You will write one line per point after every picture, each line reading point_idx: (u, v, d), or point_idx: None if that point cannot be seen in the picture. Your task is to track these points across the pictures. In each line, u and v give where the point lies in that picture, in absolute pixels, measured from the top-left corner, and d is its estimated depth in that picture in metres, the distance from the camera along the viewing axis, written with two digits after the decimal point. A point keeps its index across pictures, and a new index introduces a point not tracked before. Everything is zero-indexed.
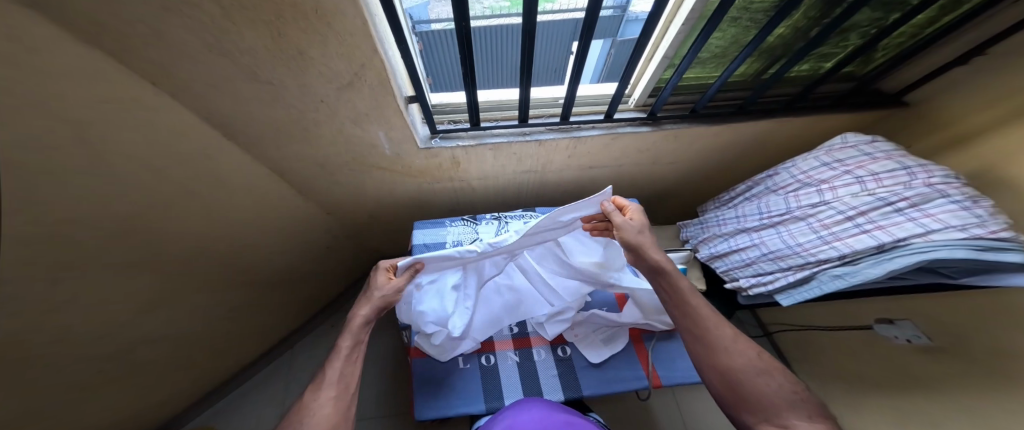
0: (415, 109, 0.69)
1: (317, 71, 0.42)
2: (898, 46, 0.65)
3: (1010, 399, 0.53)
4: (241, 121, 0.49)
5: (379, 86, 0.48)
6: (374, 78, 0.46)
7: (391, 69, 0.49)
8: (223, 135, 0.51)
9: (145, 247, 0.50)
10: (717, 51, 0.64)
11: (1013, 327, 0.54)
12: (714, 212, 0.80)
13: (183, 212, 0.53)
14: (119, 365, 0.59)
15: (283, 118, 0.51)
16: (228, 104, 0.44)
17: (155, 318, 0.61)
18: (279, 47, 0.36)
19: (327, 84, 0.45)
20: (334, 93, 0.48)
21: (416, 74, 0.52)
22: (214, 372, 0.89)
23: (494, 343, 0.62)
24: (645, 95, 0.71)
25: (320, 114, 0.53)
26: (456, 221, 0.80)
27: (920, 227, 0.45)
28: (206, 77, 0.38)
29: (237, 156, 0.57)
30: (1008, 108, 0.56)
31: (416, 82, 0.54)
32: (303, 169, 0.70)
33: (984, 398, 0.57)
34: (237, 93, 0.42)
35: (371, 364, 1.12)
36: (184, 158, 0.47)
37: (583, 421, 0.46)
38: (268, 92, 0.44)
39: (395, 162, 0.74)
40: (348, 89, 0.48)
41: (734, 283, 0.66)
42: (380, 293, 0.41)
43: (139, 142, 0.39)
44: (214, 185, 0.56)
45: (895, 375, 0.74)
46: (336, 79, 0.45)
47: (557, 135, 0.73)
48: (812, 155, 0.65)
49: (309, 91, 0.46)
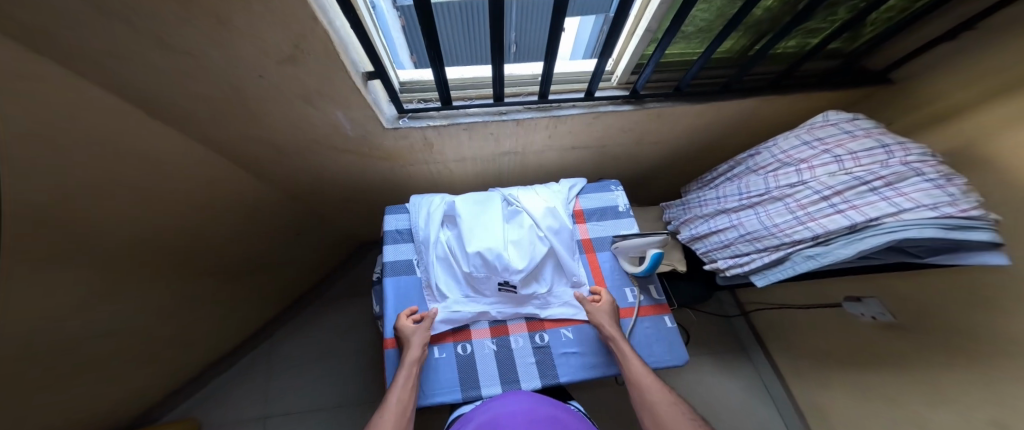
0: (378, 86, 0.64)
1: (247, 43, 0.37)
2: (886, 20, 0.63)
3: (974, 376, 0.56)
4: (170, 99, 0.44)
5: (326, 60, 0.44)
6: (318, 51, 0.42)
7: (341, 43, 0.45)
8: (151, 115, 0.46)
9: (75, 246, 0.46)
10: (703, 25, 0.60)
11: (969, 307, 0.56)
12: (696, 193, 0.77)
13: (116, 203, 0.49)
14: (71, 364, 0.57)
15: (220, 97, 0.47)
16: (148, 80, 0.40)
17: (102, 315, 0.59)
18: (193, 18, 0.32)
19: (263, 57, 0.41)
20: (272, 68, 0.43)
21: (374, 50, 0.47)
22: (182, 363, 0.88)
23: (471, 332, 0.61)
24: (628, 72, 0.67)
25: (264, 93, 0.49)
26: (428, 196, 0.75)
27: (893, 207, 0.42)
28: (112, 54, 0.33)
29: (172, 137, 0.52)
30: (978, 90, 0.56)
31: (374, 58, 0.49)
32: (256, 149, 0.65)
33: (949, 375, 0.60)
34: (155, 67, 0.38)
35: (359, 350, 1.15)
36: (108, 145, 0.43)
37: (566, 415, 0.44)
38: (192, 66, 0.39)
39: (364, 144, 0.71)
40: (290, 63, 0.43)
41: (713, 264, 0.65)
42: (421, 335, 0.54)
43: (53, 131, 0.35)
44: (149, 170, 0.52)
45: (861, 350, 0.78)
46: (276, 52, 0.40)
47: (537, 115, 0.69)
48: (794, 133, 0.61)
49: (242, 64, 0.41)
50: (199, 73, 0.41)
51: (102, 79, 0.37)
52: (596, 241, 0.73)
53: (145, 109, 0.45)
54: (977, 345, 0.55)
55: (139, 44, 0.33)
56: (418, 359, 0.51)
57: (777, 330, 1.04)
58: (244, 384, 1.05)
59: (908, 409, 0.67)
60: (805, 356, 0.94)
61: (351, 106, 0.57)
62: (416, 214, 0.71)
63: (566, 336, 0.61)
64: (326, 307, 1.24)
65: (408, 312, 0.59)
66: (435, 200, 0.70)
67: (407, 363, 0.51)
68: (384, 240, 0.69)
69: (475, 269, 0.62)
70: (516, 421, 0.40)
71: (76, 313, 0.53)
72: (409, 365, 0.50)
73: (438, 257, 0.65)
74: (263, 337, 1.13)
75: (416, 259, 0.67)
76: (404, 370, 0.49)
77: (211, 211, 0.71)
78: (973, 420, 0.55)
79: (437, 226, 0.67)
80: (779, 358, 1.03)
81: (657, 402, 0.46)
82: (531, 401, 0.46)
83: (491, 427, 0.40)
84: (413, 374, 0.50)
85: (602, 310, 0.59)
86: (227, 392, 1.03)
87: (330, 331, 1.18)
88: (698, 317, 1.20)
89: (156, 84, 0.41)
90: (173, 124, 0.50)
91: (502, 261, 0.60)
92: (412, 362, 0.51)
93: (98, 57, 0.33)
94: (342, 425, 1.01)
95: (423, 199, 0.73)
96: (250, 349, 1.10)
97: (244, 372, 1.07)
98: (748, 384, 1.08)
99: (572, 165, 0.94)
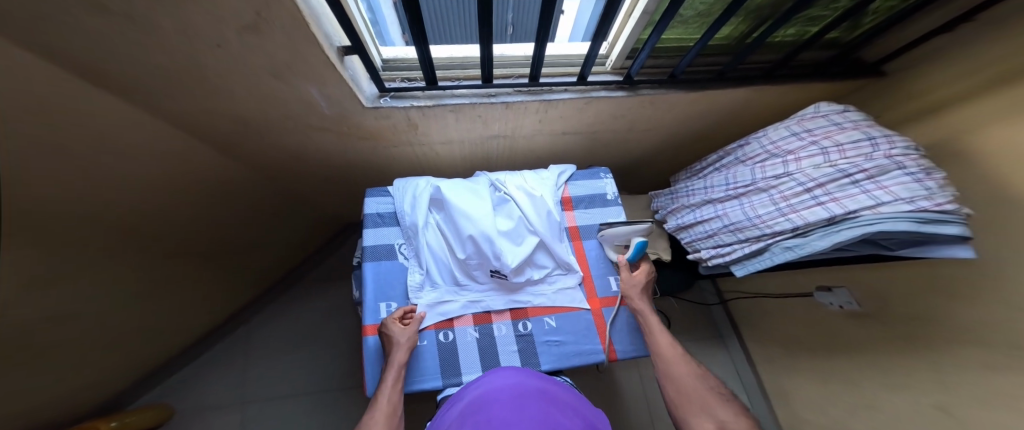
0: (357, 62, 0.59)
1: (200, 11, 0.33)
2: (887, 10, 0.61)
3: (924, 366, 0.61)
4: (119, 72, 0.39)
5: (295, 31, 0.39)
6: (286, 21, 0.37)
7: (311, 13, 0.40)
8: (101, 94, 0.41)
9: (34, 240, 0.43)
10: (702, 9, 0.56)
11: (925, 302, 0.60)
12: (684, 183, 0.76)
13: (77, 192, 0.45)
14: (40, 360, 0.55)
15: (176, 68, 0.42)
16: (93, 53, 0.35)
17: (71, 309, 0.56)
18: None
19: (221, 28, 0.36)
20: (232, 38, 0.38)
21: (351, 24, 0.42)
22: (149, 348, 0.85)
23: (454, 320, 0.60)
24: (622, 57, 0.64)
25: (227, 66, 0.44)
26: (411, 179, 0.71)
27: (872, 199, 0.43)
28: (49, 26, 0.29)
29: (131, 117, 0.47)
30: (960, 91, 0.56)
31: (351, 32, 0.44)
32: (222, 124, 0.60)
33: (903, 366, 0.65)
34: (99, 38, 0.33)
35: (345, 335, 1.14)
36: (62, 130, 0.39)
37: (558, 389, 0.45)
38: (141, 36, 0.34)
39: (340, 122, 0.66)
40: (252, 34, 0.38)
41: (696, 254, 0.66)
42: (405, 337, 0.52)
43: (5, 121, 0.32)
44: (110, 154, 0.48)
45: (824, 339, 0.83)
46: (234, 19, 0.35)
47: (527, 98, 0.66)
48: (784, 124, 0.61)
49: (198, 35, 0.36)
50: (146, 40, 0.35)
51: (43, 54, 0.32)
52: (584, 229, 0.72)
53: (93, 81, 0.39)
54: (931, 337, 0.59)
55: (79, 15, 0.29)
56: (405, 361, 0.50)
57: (751, 316, 1.10)
58: (224, 369, 1.04)
59: (861, 393, 0.73)
60: (774, 343, 1.00)
61: (328, 84, 0.52)
62: (400, 198, 0.68)
63: (549, 324, 0.61)
64: (307, 292, 1.21)
65: (402, 311, 0.56)
66: (423, 184, 0.68)
67: (394, 366, 0.49)
68: (365, 224, 0.66)
69: (470, 256, 0.61)
70: (503, 397, 0.40)
71: (46, 310, 0.50)
72: (397, 367, 0.49)
73: (425, 246, 0.64)
74: (241, 321, 1.10)
75: (400, 243, 0.65)
76: (391, 374, 0.48)
77: (178, 194, 0.66)
78: (923, 403, 0.60)
79: (424, 210, 0.65)
80: (751, 344, 1.10)
81: (670, 364, 0.50)
82: (520, 375, 0.46)
83: (479, 404, 0.39)
84: (401, 376, 0.49)
85: (636, 280, 0.62)
86: (206, 377, 1.02)
87: (314, 317, 1.16)
88: (679, 305, 1.25)
89: (104, 58, 0.36)
90: (126, 99, 0.45)
91: (492, 248, 0.60)
92: (400, 365, 0.50)
93: (29, 29, 0.28)
94: (333, 406, 1.03)
95: (407, 182, 0.70)
96: (229, 332, 1.08)
97: (222, 357, 1.05)
98: (721, 369, 1.15)
99: (562, 151, 0.91)
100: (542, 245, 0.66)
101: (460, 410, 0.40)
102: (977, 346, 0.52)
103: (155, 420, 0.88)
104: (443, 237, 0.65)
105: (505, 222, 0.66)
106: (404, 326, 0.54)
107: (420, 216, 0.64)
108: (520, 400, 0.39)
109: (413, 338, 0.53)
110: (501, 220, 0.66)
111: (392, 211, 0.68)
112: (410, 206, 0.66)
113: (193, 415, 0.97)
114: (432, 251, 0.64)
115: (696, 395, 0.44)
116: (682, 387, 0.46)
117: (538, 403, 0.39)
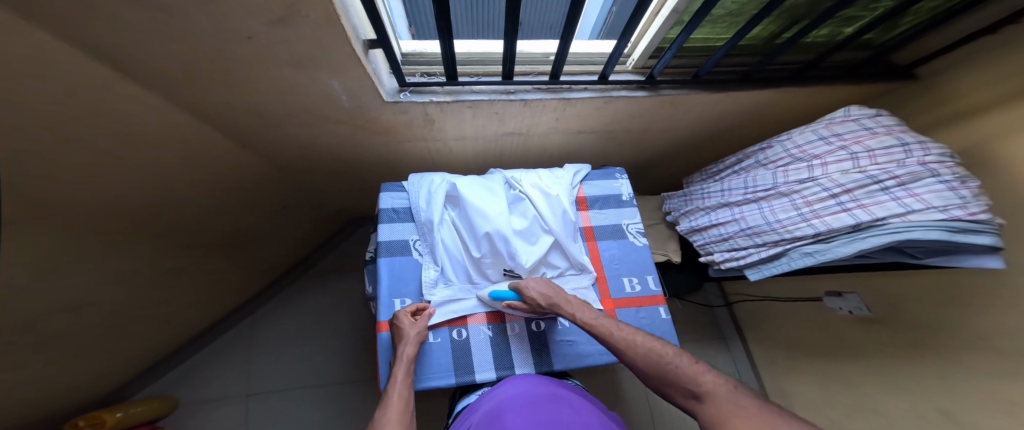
0: (378, 55, 0.57)
1: (234, 4, 0.32)
2: (928, 11, 0.59)
3: (931, 374, 0.61)
4: (144, 62, 0.39)
5: (325, 24, 0.38)
6: (318, 16, 0.36)
7: (341, 6, 0.39)
8: (124, 85, 0.41)
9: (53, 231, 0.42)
10: (733, 8, 0.55)
11: (938, 310, 0.61)
12: (699, 185, 0.75)
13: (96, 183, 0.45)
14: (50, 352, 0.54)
15: (199, 60, 0.41)
16: (119, 43, 0.34)
17: (83, 300, 0.55)
18: None
19: (253, 21, 0.35)
20: (261, 30, 0.37)
21: (379, 18, 0.41)
22: (156, 339, 0.85)
23: (467, 318, 0.59)
24: (646, 56, 0.63)
25: (252, 58, 0.43)
26: (424, 176, 0.70)
27: (901, 207, 0.42)
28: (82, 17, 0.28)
29: (152, 108, 0.47)
30: (988, 102, 0.56)
31: (378, 27, 0.43)
32: (239, 115, 0.59)
33: (908, 371, 0.65)
34: (128, 29, 0.32)
35: (350, 330, 1.14)
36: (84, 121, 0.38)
37: (569, 393, 0.45)
38: (170, 26, 0.34)
39: (356, 116, 0.65)
40: (283, 26, 0.37)
41: (709, 256, 0.67)
42: (414, 330, 0.51)
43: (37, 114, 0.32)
44: (128, 145, 0.47)
45: (829, 344, 0.84)
46: (267, 11, 0.34)
47: (546, 96, 0.65)
48: (811, 128, 0.60)
49: (229, 26, 0.35)
50: (172, 29, 0.34)
51: (75, 46, 0.32)
52: (597, 229, 0.71)
53: (119, 73, 0.39)
54: (941, 346, 0.60)
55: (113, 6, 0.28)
56: (413, 355, 0.49)
57: (756, 319, 1.10)
58: (229, 359, 1.04)
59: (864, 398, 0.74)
60: (778, 346, 1.01)
61: (349, 78, 0.51)
62: (414, 193, 0.67)
63: (561, 324, 0.61)
64: (313, 286, 1.20)
65: (414, 308, 0.56)
66: (436, 182, 0.68)
67: (403, 361, 0.48)
68: (378, 218, 0.65)
69: (485, 255, 0.61)
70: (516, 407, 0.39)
71: (56, 300, 0.49)
72: (405, 361, 0.48)
73: (439, 243, 0.63)
74: (246, 313, 1.10)
75: (413, 239, 0.64)
76: (401, 368, 0.47)
77: (191, 186, 0.65)
78: (925, 409, 0.61)
79: (440, 207, 0.64)
80: (756, 347, 1.10)
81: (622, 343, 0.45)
82: (530, 382, 0.46)
83: (498, 414, 0.38)
84: (410, 370, 0.48)
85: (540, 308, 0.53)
86: (211, 367, 1.02)
87: (319, 310, 1.16)
88: (684, 307, 1.25)
89: (129, 48, 0.35)
90: (147, 90, 0.44)
91: (508, 248, 0.60)
92: (408, 359, 0.48)
93: (54, 12, 0.27)
94: (338, 400, 1.03)
95: (422, 178, 0.69)
96: (234, 324, 1.08)
97: (227, 348, 1.05)
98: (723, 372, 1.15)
99: (576, 149, 0.91)
100: (558, 244, 0.65)
101: (477, 421, 0.40)
102: (989, 355, 0.52)
103: (161, 411, 0.88)
104: (457, 235, 0.64)
105: (520, 221, 0.65)
106: (415, 321, 0.53)
107: (435, 213, 0.64)
108: (536, 409, 0.38)
109: (422, 334, 0.53)
110: (516, 218, 0.65)
111: (406, 206, 0.67)
112: (425, 202, 0.65)
113: (198, 405, 0.97)
114: (446, 249, 0.63)
115: (659, 368, 0.39)
116: (645, 361, 0.41)
117: (554, 412, 0.39)
